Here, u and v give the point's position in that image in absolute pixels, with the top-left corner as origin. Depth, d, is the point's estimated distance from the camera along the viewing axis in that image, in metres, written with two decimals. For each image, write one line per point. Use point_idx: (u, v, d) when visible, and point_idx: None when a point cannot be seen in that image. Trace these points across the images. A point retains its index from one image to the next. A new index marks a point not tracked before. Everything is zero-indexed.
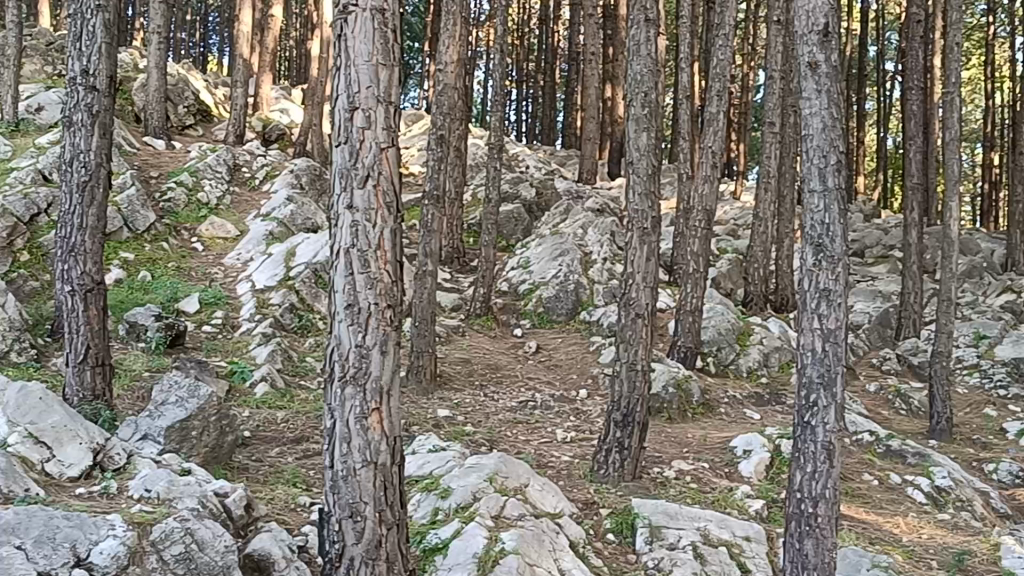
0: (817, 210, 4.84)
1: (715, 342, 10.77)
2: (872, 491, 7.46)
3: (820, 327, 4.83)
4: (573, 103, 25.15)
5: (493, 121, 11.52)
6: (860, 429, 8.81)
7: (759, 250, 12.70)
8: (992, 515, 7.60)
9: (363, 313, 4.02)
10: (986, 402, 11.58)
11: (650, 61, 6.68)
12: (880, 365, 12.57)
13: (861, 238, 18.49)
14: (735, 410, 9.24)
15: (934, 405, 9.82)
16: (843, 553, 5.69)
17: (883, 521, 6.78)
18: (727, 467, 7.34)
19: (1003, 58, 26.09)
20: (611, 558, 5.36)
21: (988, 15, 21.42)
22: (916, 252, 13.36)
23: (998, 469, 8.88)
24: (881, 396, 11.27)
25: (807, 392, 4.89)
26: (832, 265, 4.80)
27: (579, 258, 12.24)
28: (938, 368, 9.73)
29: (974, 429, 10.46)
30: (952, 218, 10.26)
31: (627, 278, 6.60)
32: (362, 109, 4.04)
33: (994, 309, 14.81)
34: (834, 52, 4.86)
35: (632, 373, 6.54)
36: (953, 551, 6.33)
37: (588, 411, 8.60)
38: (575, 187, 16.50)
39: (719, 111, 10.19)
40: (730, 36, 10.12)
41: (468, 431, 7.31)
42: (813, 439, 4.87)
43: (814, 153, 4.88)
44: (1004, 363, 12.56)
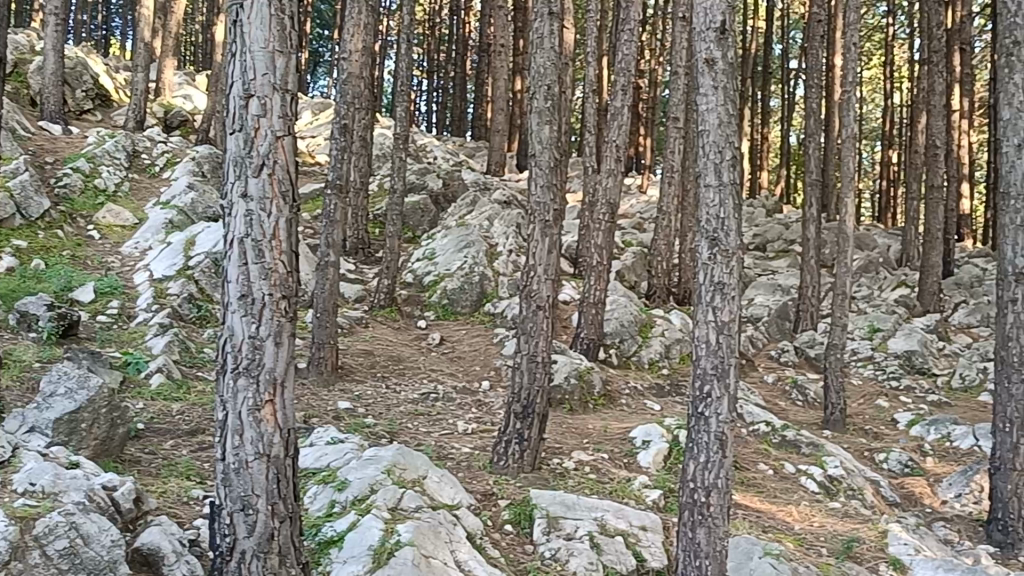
0: (711, 204, 4.92)
1: (617, 334, 10.87)
2: (767, 480, 7.60)
3: (714, 320, 4.90)
4: (483, 95, 25.13)
5: (401, 112, 11.47)
6: (756, 420, 8.98)
7: (662, 244, 12.86)
8: (882, 503, 7.82)
9: (257, 303, 3.96)
10: (879, 394, 11.89)
11: (553, 54, 6.69)
12: (778, 357, 12.83)
13: (762, 233, 18.82)
14: (636, 401, 9.34)
15: (829, 396, 10.06)
16: (736, 542, 5.79)
17: (776, 509, 6.92)
18: (626, 457, 7.42)
19: (902, 59, 26.80)
20: (508, 549, 5.36)
21: (889, 16, 21.96)
22: (815, 246, 13.64)
23: (888, 459, 9.14)
24: (779, 387, 11.50)
25: (700, 383, 4.97)
26: (726, 258, 4.88)
27: (484, 250, 12.25)
28: (832, 360, 9.98)
29: (866, 420, 10.74)
30: (848, 213, 10.51)
31: (528, 271, 6.64)
32: (258, 97, 3.98)
33: (889, 303, 15.22)
34: (730, 50, 4.95)
35: (533, 364, 6.59)
36: (842, 539, 6.49)
37: (490, 403, 8.62)
38: (483, 179, 16.51)
39: (624, 105, 10.30)
40: (635, 31, 10.21)
41: (368, 423, 7.26)
42: (707, 430, 4.96)
43: (709, 148, 4.95)
44: (896, 355, 12.93)
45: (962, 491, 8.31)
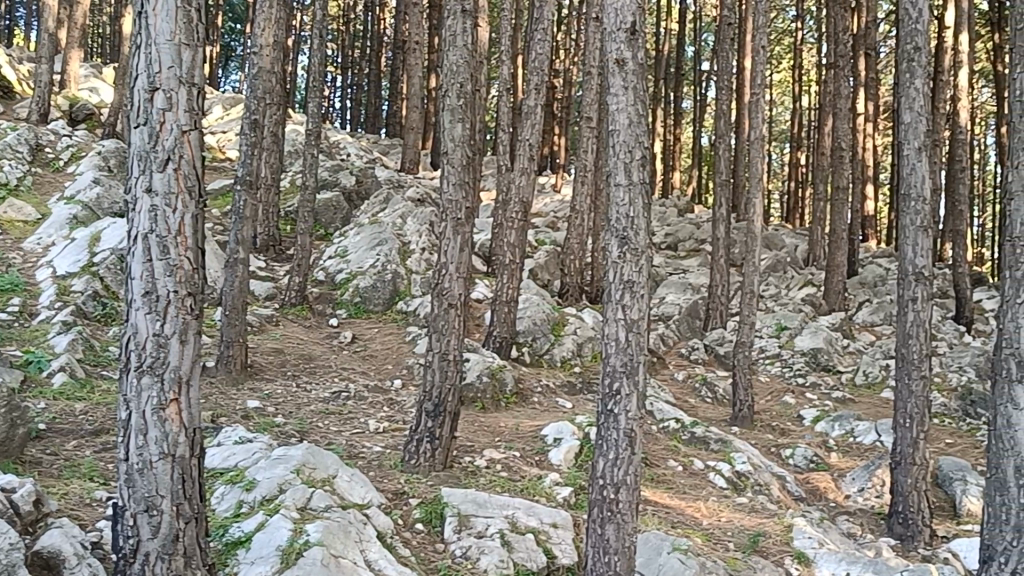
0: (621, 203, 4.97)
1: (530, 332, 10.90)
2: (676, 477, 7.69)
3: (624, 318, 4.95)
4: (398, 92, 25.03)
5: (312, 108, 11.35)
6: (665, 417, 9.07)
7: (575, 242, 12.94)
8: (787, 498, 7.98)
9: (161, 300, 3.88)
10: (785, 391, 12.12)
11: (466, 52, 6.68)
12: (687, 355, 13.01)
13: (674, 232, 19.05)
14: (548, 399, 9.38)
15: (737, 393, 10.22)
16: (645, 538, 5.84)
17: (684, 505, 7.01)
18: (537, 455, 7.44)
19: (810, 63, 27.34)
20: (419, 548, 5.35)
21: (797, 20, 22.38)
22: (724, 245, 13.84)
23: (794, 455, 9.32)
24: (688, 385, 11.65)
25: (610, 380, 5.01)
26: (635, 256, 4.94)
27: (396, 248, 12.21)
28: (740, 357, 10.14)
29: (773, 416, 10.94)
30: (756, 214, 10.68)
31: (440, 269, 6.63)
32: (163, 91, 3.90)
33: (796, 302, 15.53)
34: (640, 50, 5.00)
35: (444, 362, 6.60)
36: (749, 533, 6.60)
37: (402, 401, 8.58)
38: (396, 176, 16.43)
39: (537, 104, 10.34)
40: (548, 31, 10.25)
41: (277, 422, 7.17)
42: (616, 427, 5.01)
43: (619, 148, 5.00)
44: (802, 353, 13.20)
45: (865, 485, 8.51)
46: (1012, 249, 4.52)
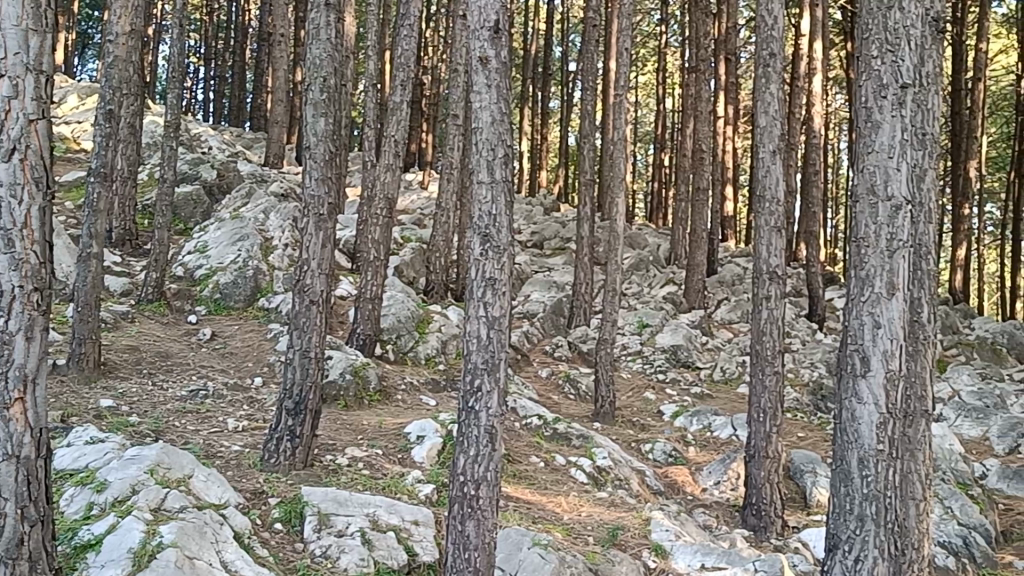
0: (484, 201, 4.99)
1: (394, 329, 10.85)
2: (538, 472, 7.75)
3: (486, 315, 4.99)
4: (262, 86, 24.62)
5: (172, 99, 11.06)
6: (528, 413, 9.13)
7: (441, 239, 12.94)
8: (646, 491, 8.16)
9: (5, 296, 3.73)
10: (646, 386, 12.36)
11: (329, 46, 6.61)
12: (552, 352, 13.15)
13: (540, 231, 19.20)
14: (411, 397, 9.36)
15: (600, 390, 10.38)
16: (506, 534, 5.87)
17: (546, 500, 7.08)
18: (400, 453, 7.42)
19: (674, 65, 27.94)
20: (277, 548, 5.27)
21: (661, 24, 22.84)
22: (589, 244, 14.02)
23: (654, 449, 9.51)
24: (552, 381, 11.80)
25: (471, 377, 5.03)
26: (497, 254, 4.98)
27: (258, 244, 12.03)
28: (603, 354, 10.30)
29: (633, 412, 11.13)
30: (619, 213, 10.87)
31: (301, 265, 6.57)
32: (9, 78, 3.75)
33: (657, 299, 15.85)
34: (503, 49, 5.03)
35: (305, 359, 6.53)
36: (608, 527, 6.72)
37: (263, 399, 8.45)
38: (260, 170, 16.17)
39: (402, 100, 10.32)
40: (415, 27, 10.21)
41: (132, 422, 6.96)
42: (477, 424, 5.03)
43: (483, 145, 5.02)
44: (663, 349, 13.48)
45: (720, 478, 8.74)
46: (857, 249, 4.72)
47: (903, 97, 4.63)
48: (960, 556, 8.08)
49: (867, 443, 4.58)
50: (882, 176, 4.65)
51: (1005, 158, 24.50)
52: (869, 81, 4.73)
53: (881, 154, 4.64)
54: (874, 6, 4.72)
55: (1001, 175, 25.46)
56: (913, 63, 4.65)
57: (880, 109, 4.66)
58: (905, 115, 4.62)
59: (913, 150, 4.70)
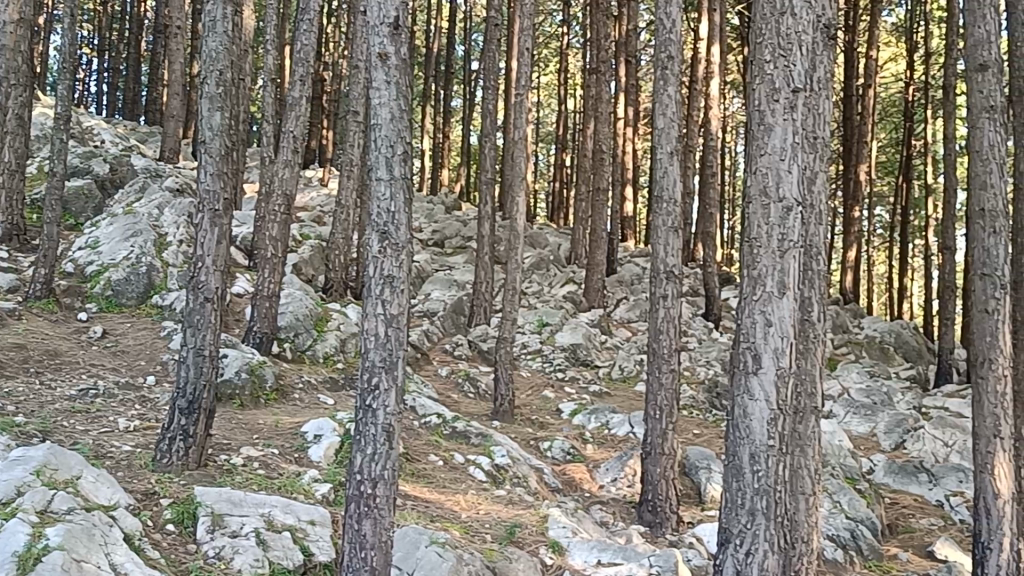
0: (383, 198, 4.96)
1: (292, 328, 10.72)
2: (436, 471, 7.73)
3: (383, 313, 4.97)
4: (158, 79, 24.09)
5: (62, 90, 10.74)
6: (427, 412, 9.09)
7: (340, 237, 12.83)
8: (544, 489, 8.20)
9: None
10: (545, 385, 12.41)
11: (225, 39, 6.50)
12: (452, 350, 13.14)
13: (441, 229, 19.16)
14: (308, 396, 9.26)
15: (499, 388, 10.40)
16: (404, 532, 5.85)
17: (444, 498, 7.08)
18: (297, 452, 7.34)
19: (575, 66, 28.17)
20: (169, 549, 5.16)
21: (564, 25, 23.00)
22: (489, 242, 14.05)
23: (552, 447, 9.57)
24: (451, 380, 11.79)
25: (368, 375, 5.00)
26: (396, 251, 4.96)
27: (152, 240, 11.78)
28: (502, 353, 10.34)
29: (532, 410, 11.19)
30: (519, 212, 10.91)
31: (195, 262, 6.45)
32: None
33: (557, 298, 15.95)
34: (403, 45, 5.00)
35: (199, 358, 6.42)
36: (506, 524, 6.74)
37: (155, 399, 8.27)
38: (154, 165, 15.82)
39: (301, 96, 10.19)
40: (314, 22, 10.10)
41: (18, 422, 6.75)
42: (374, 422, 4.99)
43: (381, 142, 4.99)
44: (562, 348, 13.58)
45: (617, 475, 8.84)
46: (749, 249, 4.81)
47: (794, 101, 4.74)
48: (848, 550, 8.29)
49: (758, 438, 4.67)
50: (774, 177, 4.76)
51: (894, 162, 25.26)
52: (762, 85, 4.83)
53: (774, 156, 4.75)
54: (767, 12, 4.83)
55: (890, 180, 26.24)
56: (804, 68, 4.78)
57: (772, 113, 4.77)
58: (796, 119, 4.75)
59: (803, 153, 4.82)
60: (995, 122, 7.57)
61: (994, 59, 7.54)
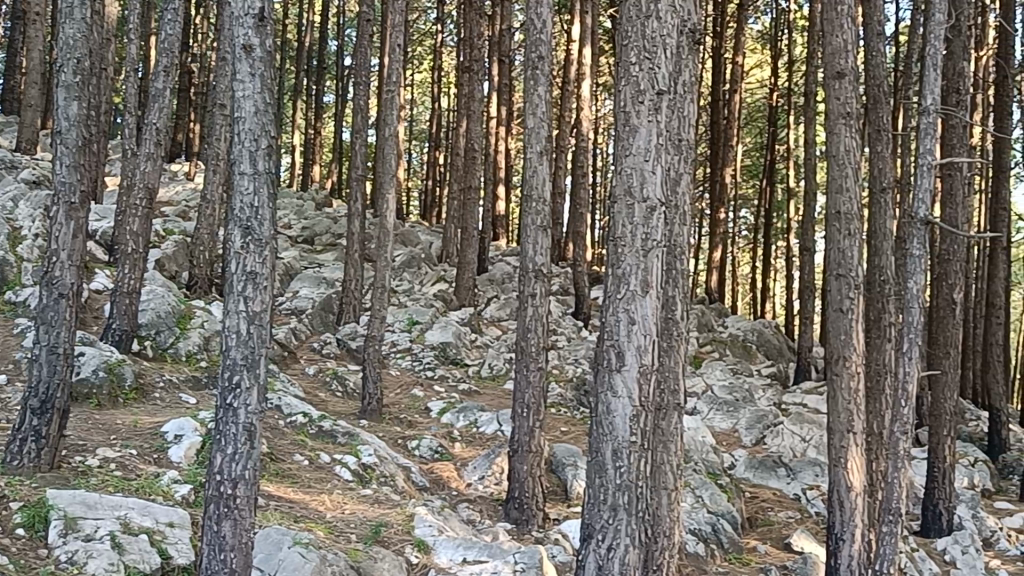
0: (245, 192, 4.86)
1: (153, 325, 10.43)
2: (301, 470, 7.62)
3: (246, 310, 4.87)
4: (14, 66, 23.15)
5: None
6: (292, 411, 8.94)
7: (205, 233, 12.54)
8: (411, 487, 8.17)
9: None
10: (414, 383, 12.37)
11: (83, 26, 6.29)
12: (319, 348, 12.98)
13: (310, 226, 18.90)
14: (170, 395, 9.03)
15: (367, 386, 10.32)
16: (267, 533, 5.75)
17: (309, 499, 6.99)
18: (156, 453, 7.14)
19: (449, 64, 28.15)
20: (18, 554, 4.97)
21: (437, 22, 22.93)
22: (359, 240, 13.92)
23: (420, 446, 9.54)
24: (319, 378, 11.64)
25: (228, 374, 4.89)
26: (259, 247, 4.88)
27: (5, 233, 11.32)
28: (370, 352, 10.27)
29: (400, 408, 11.14)
30: (388, 209, 10.83)
31: (48, 256, 6.22)
32: None
33: (427, 296, 15.91)
34: (267, 37, 4.91)
35: (53, 356, 6.20)
36: (371, 524, 6.68)
37: (7, 399, 7.94)
38: (9, 155, 15.19)
39: (164, 87, 9.91)
40: (179, 12, 9.85)
41: None
42: (235, 421, 4.90)
43: (245, 135, 4.88)
44: (432, 346, 13.55)
45: (485, 473, 8.88)
46: (613, 248, 4.88)
47: (658, 103, 4.84)
48: (710, 543, 8.48)
49: (621, 435, 4.76)
50: (639, 177, 4.83)
51: (758, 166, 25.93)
52: (626, 86, 4.90)
53: (639, 156, 4.83)
54: (633, 13, 4.91)
55: (754, 183, 26.94)
56: (668, 70, 4.88)
57: (637, 114, 4.85)
58: (659, 121, 4.85)
59: (666, 155, 4.91)
60: (851, 128, 7.83)
61: (850, 66, 7.79)
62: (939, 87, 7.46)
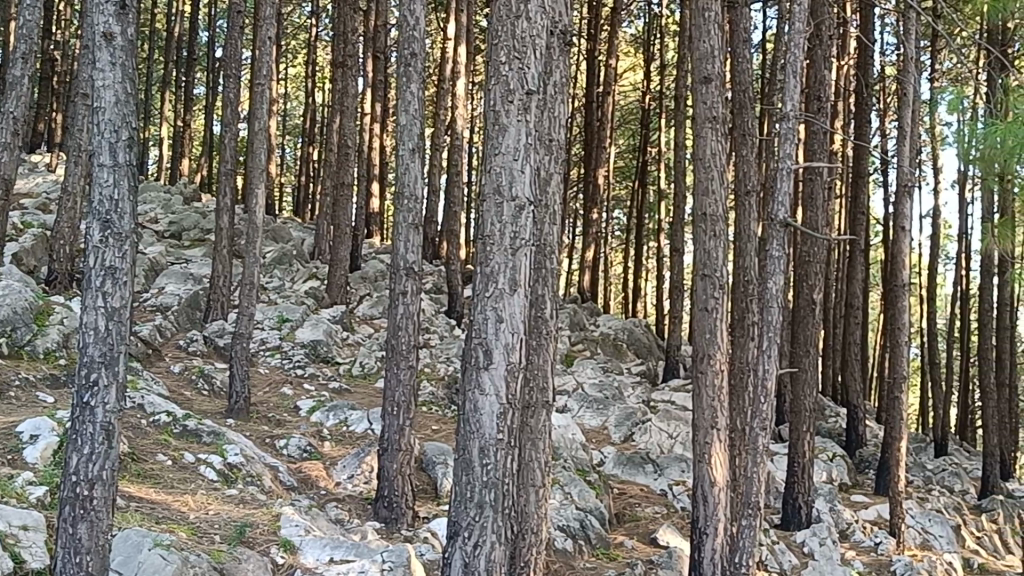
0: (105, 185, 4.73)
1: (9, 322, 10.04)
2: (164, 471, 7.44)
3: (104, 306, 4.73)
4: None
5: None
6: (155, 410, 8.71)
7: (65, 226, 12.12)
8: (279, 487, 8.05)
9: None
10: (284, 381, 12.19)
11: None
12: (185, 346, 12.68)
13: (178, 220, 18.45)
14: (26, 394, 8.71)
15: (234, 385, 10.15)
16: (125, 535, 5.58)
17: (172, 500, 6.83)
18: (10, 454, 6.88)
19: (324, 58, 27.85)
20: None
21: (312, 16, 22.63)
22: (227, 235, 13.64)
23: (288, 445, 9.41)
24: (184, 377, 11.38)
25: (86, 371, 4.75)
26: (118, 242, 4.75)
27: None
28: (238, 350, 10.10)
29: (268, 407, 10.95)
30: (257, 204, 10.66)
31: None
32: None
33: (298, 294, 15.71)
34: (130, 26, 4.79)
35: None
36: (235, 524, 6.57)
37: None
38: None
39: (22, 75, 9.56)
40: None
41: None
42: (92, 420, 4.76)
43: (105, 126, 4.74)
44: (302, 344, 13.40)
45: (354, 472, 8.82)
46: (482, 246, 4.94)
47: (527, 103, 4.92)
48: (578, 539, 8.57)
49: (488, 432, 4.84)
50: (508, 176, 4.89)
51: (630, 168, 26.38)
52: (496, 85, 4.95)
53: (508, 155, 4.88)
54: (503, 13, 4.97)
55: (626, 184, 27.40)
56: (537, 71, 4.98)
57: (507, 113, 4.90)
58: (528, 120, 4.92)
59: (535, 154, 4.99)
60: (717, 132, 8.01)
61: (716, 72, 7.98)
62: (799, 93, 7.72)
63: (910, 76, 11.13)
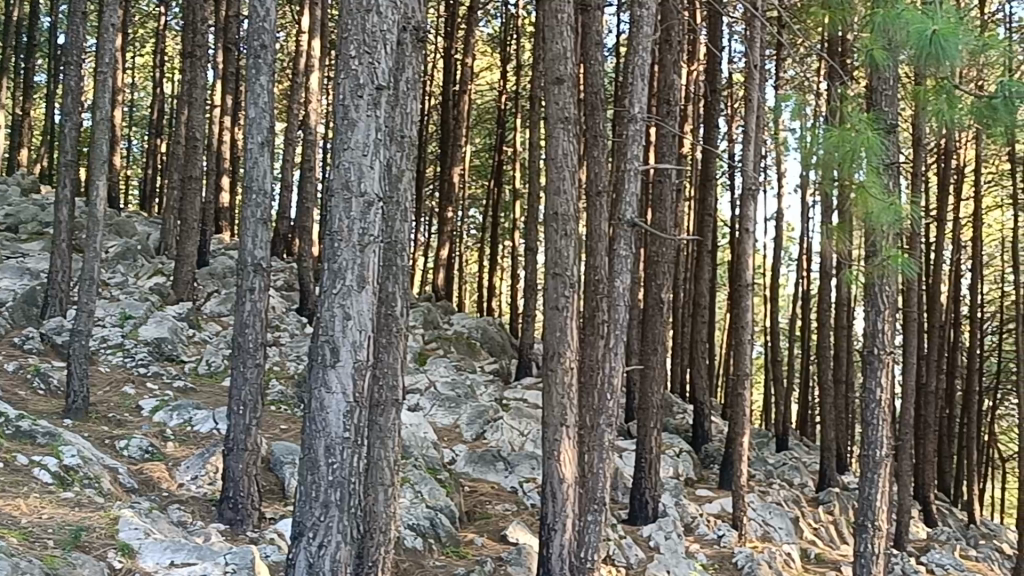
0: None
1: None
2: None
3: None
4: None
5: None
6: None
7: None
8: (118, 489, 7.79)
9: None
10: (125, 380, 11.79)
11: None
12: (21, 344, 12.15)
13: (15, 212, 17.68)
14: None
15: (72, 384, 9.79)
16: None
17: (3, 504, 6.52)
18: None
19: (173, 48, 27.08)
20: None
21: (160, 5, 21.97)
22: (67, 229, 13.11)
23: (129, 446, 9.11)
24: (19, 376, 10.90)
25: None
26: None
27: None
28: (76, 348, 9.74)
29: (108, 407, 10.58)
30: (99, 197, 10.26)
31: None
32: None
33: (142, 289, 15.24)
34: None
35: None
36: (70, 528, 6.32)
37: None
38: None
39: None
40: None
41: None
42: None
43: None
44: (146, 342, 13.01)
45: (198, 473, 8.62)
46: (329, 242, 4.89)
47: (377, 98, 4.92)
48: (427, 538, 8.55)
49: (334, 431, 4.85)
50: (357, 172, 4.87)
51: (485, 167, 26.49)
52: (345, 79, 4.92)
53: (357, 151, 4.86)
54: (354, 7, 4.95)
55: (481, 183, 27.52)
56: (386, 66, 4.97)
57: (356, 108, 4.88)
58: (378, 115, 4.92)
59: (384, 150, 4.99)
60: (569, 132, 8.09)
61: (569, 73, 8.08)
62: (646, 95, 7.87)
63: (755, 83, 11.46)
